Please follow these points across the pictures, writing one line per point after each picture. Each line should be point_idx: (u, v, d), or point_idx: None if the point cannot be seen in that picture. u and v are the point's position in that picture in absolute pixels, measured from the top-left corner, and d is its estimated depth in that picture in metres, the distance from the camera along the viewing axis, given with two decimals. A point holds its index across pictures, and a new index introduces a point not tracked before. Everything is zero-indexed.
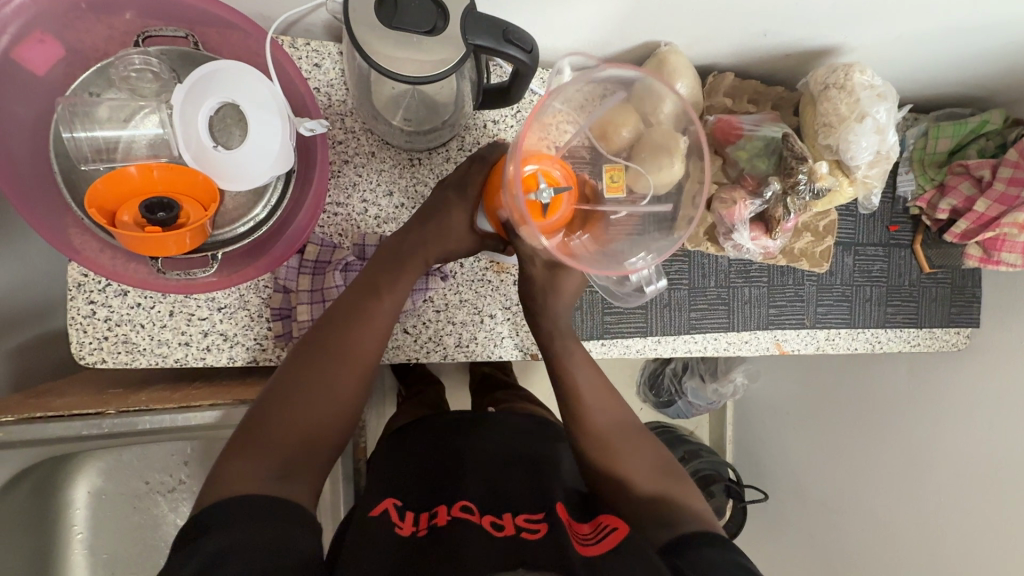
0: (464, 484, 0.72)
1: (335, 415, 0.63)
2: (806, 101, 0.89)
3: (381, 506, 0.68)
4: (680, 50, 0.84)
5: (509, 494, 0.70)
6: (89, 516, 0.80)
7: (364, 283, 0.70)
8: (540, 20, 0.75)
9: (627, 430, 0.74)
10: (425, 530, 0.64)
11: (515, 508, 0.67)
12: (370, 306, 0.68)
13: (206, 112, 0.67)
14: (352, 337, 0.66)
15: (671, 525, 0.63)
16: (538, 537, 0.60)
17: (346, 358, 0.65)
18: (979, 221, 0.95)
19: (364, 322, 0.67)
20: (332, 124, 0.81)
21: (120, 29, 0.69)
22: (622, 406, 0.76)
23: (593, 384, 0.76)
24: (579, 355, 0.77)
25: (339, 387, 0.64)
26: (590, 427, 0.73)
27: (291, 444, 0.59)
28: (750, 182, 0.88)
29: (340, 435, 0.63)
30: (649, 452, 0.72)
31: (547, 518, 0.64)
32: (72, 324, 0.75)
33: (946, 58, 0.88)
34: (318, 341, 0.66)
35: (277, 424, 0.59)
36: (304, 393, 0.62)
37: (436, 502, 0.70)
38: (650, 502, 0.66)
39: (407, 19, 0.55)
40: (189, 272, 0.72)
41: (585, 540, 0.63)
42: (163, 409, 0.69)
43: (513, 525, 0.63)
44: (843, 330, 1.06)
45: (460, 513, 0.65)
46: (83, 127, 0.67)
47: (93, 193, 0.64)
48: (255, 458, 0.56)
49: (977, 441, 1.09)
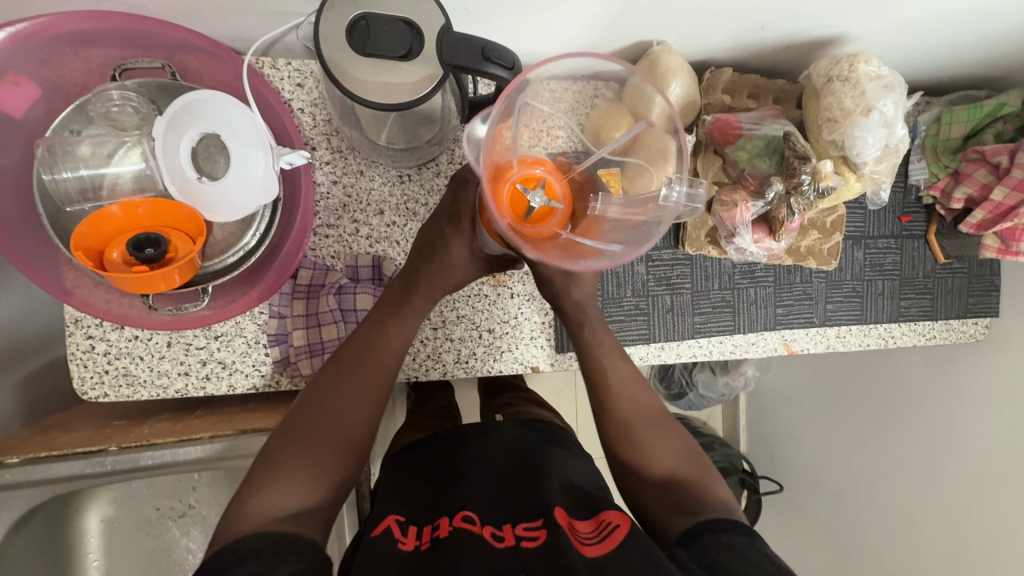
0: (467, 492, 0.70)
1: (343, 443, 0.62)
2: (808, 94, 0.85)
3: (383, 525, 0.66)
4: (673, 48, 0.81)
5: (511, 501, 0.67)
6: (103, 543, 0.82)
7: (376, 321, 0.70)
8: (525, 29, 0.72)
9: (651, 418, 0.72)
10: (428, 544, 0.63)
11: (514, 516, 0.64)
12: (377, 342, 0.69)
13: (189, 144, 0.66)
14: (369, 362, 0.67)
15: (690, 513, 0.61)
16: (538, 547, 0.58)
17: (329, 401, 0.64)
18: (996, 211, 0.90)
19: (377, 351, 0.68)
20: (319, 145, 0.79)
21: (98, 62, 0.69)
22: (651, 395, 0.75)
23: (621, 376, 0.75)
24: (606, 344, 0.77)
25: (351, 413, 0.64)
26: (614, 419, 0.72)
27: (310, 465, 0.59)
28: (751, 181, 0.84)
29: (356, 462, 0.63)
30: (672, 442, 0.70)
31: (546, 523, 0.61)
32: (72, 360, 0.75)
33: (956, 41, 0.83)
34: (345, 357, 0.68)
35: (295, 446, 0.60)
36: (321, 418, 0.62)
37: (439, 511, 0.68)
38: (680, 496, 0.63)
39: (381, 44, 0.53)
40: (181, 307, 0.72)
41: (585, 539, 0.60)
42: (164, 444, 0.69)
43: (512, 536, 0.61)
44: (854, 327, 1.03)
45: (463, 524, 0.64)
46: (67, 166, 0.66)
47: (78, 236, 0.62)
48: (273, 488, 0.56)
49: (995, 432, 1.05)
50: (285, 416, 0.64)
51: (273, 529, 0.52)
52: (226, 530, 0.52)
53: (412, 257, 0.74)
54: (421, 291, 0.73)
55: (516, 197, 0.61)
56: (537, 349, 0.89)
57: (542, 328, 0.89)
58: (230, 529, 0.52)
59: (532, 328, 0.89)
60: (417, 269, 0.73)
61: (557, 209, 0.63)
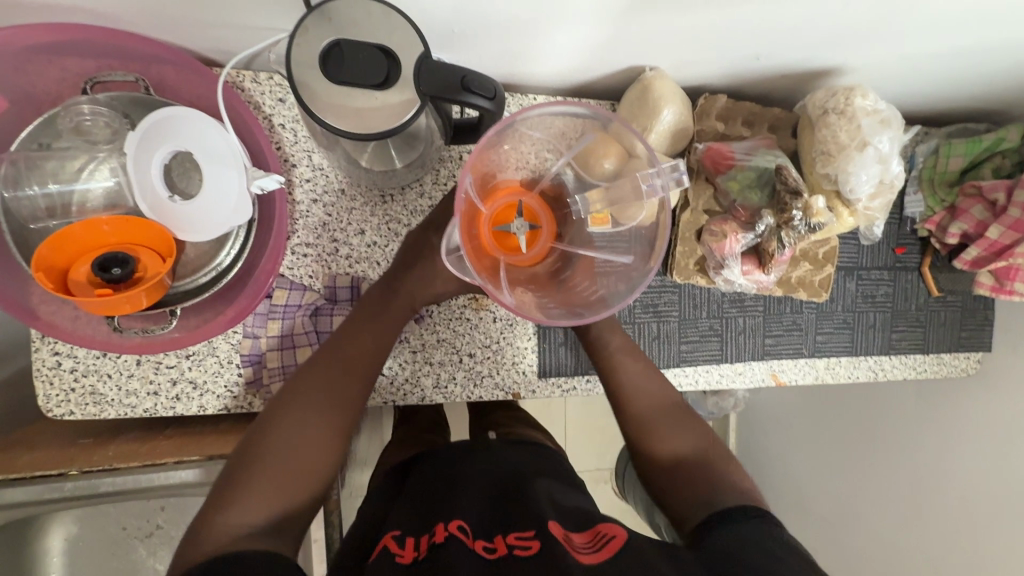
0: (457, 503, 0.65)
1: (319, 455, 0.60)
2: (804, 125, 0.83)
3: (380, 547, 0.59)
4: (666, 74, 0.79)
5: (503, 516, 0.63)
6: (67, 561, 0.79)
7: (352, 326, 0.70)
8: (515, 52, 0.70)
9: (669, 410, 0.71)
10: (424, 553, 0.56)
11: (508, 528, 0.61)
12: (355, 348, 0.68)
13: (161, 161, 0.64)
14: (347, 369, 0.66)
15: (707, 504, 0.59)
16: (531, 555, 0.55)
17: (306, 408, 0.61)
18: (991, 249, 0.89)
19: (356, 355, 0.68)
20: (299, 162, 0.77)
21: (72, 71, 0.67)
22: (671, 390, 0.74)
23: (634, 371, 0.75)
24: (615, 344, 0.78)
25: (331, 421, 0.62)
26: (631, 415, 0.71)
27: (287, 475, 0.56)
28: (742, 213, 0.83)
29: (335, 469, 0.61)
30: (693, 436, 0.67)
31: (540, 535, 0.58)
32: (38, 376, 0.73)
33: (956, 74, 0.81)
34: (316, 363, 0.66)
35: (272, 452, 0.57)
36: (297, 430, 0.59)
37: (432, 522, 0.62)
38: (698, 488, 0.61)
39: (354, 74, 0.52)
40: (147, 329, 0.70)
41: (579, 546, 0.55)
42: (128, 468, 0.68)
43: (505, 545, 0.57)
44: (844, 358, 1.01)
45: (456, 532, 0.59)
46: (34, 181, 0.64)
47: (38, 257, 0.59)
48: (248, 504, 0.53)
49: (984, 468, 1.03)
50: (254, 422, 0.61)
51: (238, 548, 0.48)
52: (191, 549, 0.49)
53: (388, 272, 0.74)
54: (400, 300, 0.73)
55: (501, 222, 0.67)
56: (519, 375, 0.88)
57: (524, 353, 0.87)
58: (199, 547, 0.49)
59: (514, 353, 0.87)
60: (400, 276, 0.73)
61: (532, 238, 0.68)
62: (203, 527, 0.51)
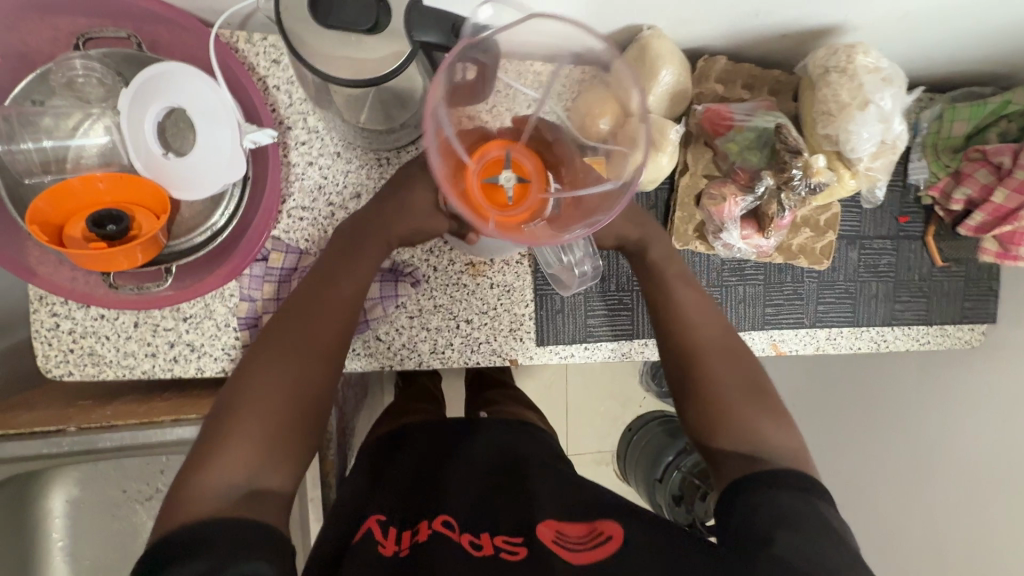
0: (444, 491, 0.63)
1: (298, 409, 0.59)
2: (805, 85, 0.81)
3: (362, 528, 0.57)
4: (665, 34, 0.78)
5: (490, 508, 0.61)
6: (70, 521, 0.81)
7: (325, 274, 0.68)
8: (509, 9, 0.69)
9: (718, 344, 0.69)
10: (408, 550, 0.54)
11: (494, 526, 0.58)
12: (329, 293, 0.66)
13: (155, 118, 0.64)
14: (319, 314, 0.65)
15: (745, 440, 0.61)
16: (520, 561, 0.52)
17: (282, 356, 0.61)
18: (995, 213, 0.87)
19: (330, 302, 0.66)
20: (294, 124, 0.77)
21: (65, 30, 0.66)
22: (715, 319, 0.72)
23: (692, 300, 0.73)
24: (671, 270, 0.76)
25: (309, 375, 0.61)
26: (686, 341, 0.70)
27: (266, 433, 0.57)
28: (742, 175, 0.82)
29: (318, 420, 0.61)
30: (741, 366, 0.67)
31: (529, 541, 0.55)
32: (37, 338, 0.74)
33: (961, 33, 0.79)
34: (290, 311, 0.65)
35: (250, 411, 0.57)
36: (272, 382, 0.59)
37: (417, 513, 0.60)
38: (730, 420, 0.63)
39: (344, 18, 0.50)
40: (143, 287, 0.70)
41: (571, 544, 0.54)
42: (125, 426, 0.68)
43: (492, 545, 0.55)
44: (845, 329, 1.00)
45: (442, 530, 0.56)
46: (28, 137, 0.64)
47: (35, 210, 0.60)
48: (227, 466, 0.53)
49: (985, 439, 1.02)
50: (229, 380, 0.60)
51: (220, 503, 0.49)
52: (174, 512, 0.50)
53: (358, 215, 0.72)
54: (374, 240, 0.70)
55: (489, 169, 0.62)
56: (516, 342, 0.87)
57: (522, 320, 0.87)
58: (177, 513, 0.50)
59: (511, 320, 0.86)
60: (376, 215, 0.71)
61: (527, 186, 0.63)
62: (182, 492, 0.52)
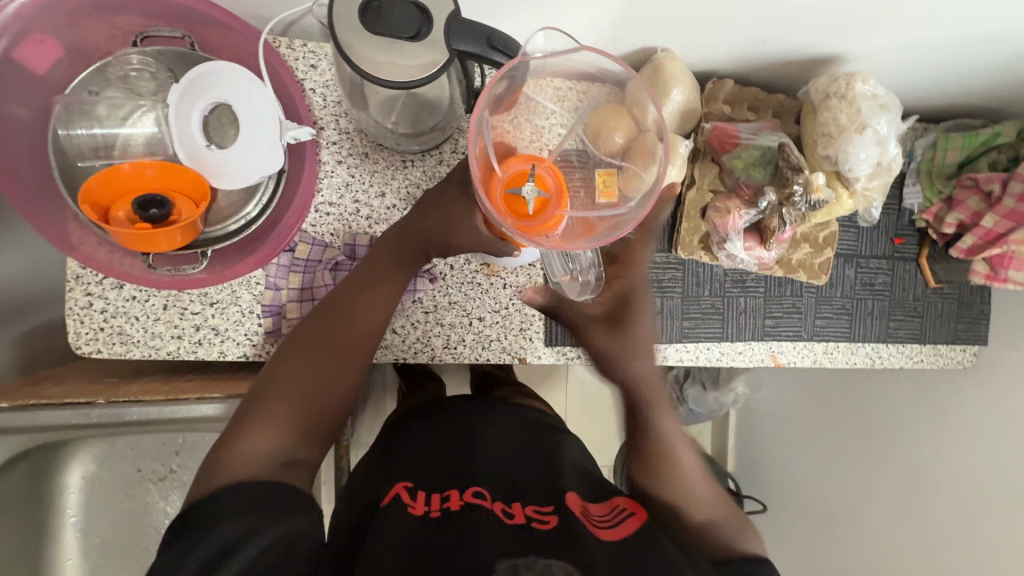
0: (476, 468, 0.65)
1: (323, 391, 0.61)
2: (806, 111, 0.87)
3: (391, 492, 0.60)
4: (677, 56, 0.83)
5: (519, 484, 0.63)
6: (83, 497, 0.82)
7: (371, 269, 0.71)
8: (534, 27, 0.75)
9: None
10: (438, 513, 0.56)
11: (526, 498, 0.60)
12: (369, 292, 0.69)
13: (201, 112, 0.69)
14: (358, 310, 0.67)
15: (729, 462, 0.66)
16: (551, 532, 0.54)
17: (316, 346, 0.63)
18: (986, 237, 0.92)
19: (370, 300, 0.69)
20: (327, 125, 0.81)
21: (122, 28, 0.71)
22: None
23: None
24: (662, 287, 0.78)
25: (332, 360, 0.63)
26: None
27: (290, 408, 0.58)
28: (746, 191, 0.87)
29: (340, 405, 0.62)
30: None
31: (560, 513, 0.57)
32: (70, 315, 0.77)
33: (953, 67, 0.85)
34: (333, 304, 0.67)
35: (279, 389, 0.59)
36: (301, 365, 0.61)
37: (449, 483, 0.62)
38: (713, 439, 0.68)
39: (390, 24, 0.56)
40: (180, 268, 0.74)
41: (599, 521, 0.56)
42: (152, 401, 0.71)
43: (522, 514, 0.57)
44: (842, 344, 1.04)
45: (474, 500, 0.58)
46: (82, 125, 0.69)
47: (87, 190, 0.65)
48: (254, 431, 0.55)
49: (975, 456, 1.05)
50: (261, 372, 0.62)
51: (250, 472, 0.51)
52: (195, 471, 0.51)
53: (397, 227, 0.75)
54: (412, 249, 0.73)
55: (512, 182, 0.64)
56: (526, 341, 0.90)
57: (532, 320, 0.90)
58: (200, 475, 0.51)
59: (522, 320, 0.90)
60: (404, 226, 0.75)
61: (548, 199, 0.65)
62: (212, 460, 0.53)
